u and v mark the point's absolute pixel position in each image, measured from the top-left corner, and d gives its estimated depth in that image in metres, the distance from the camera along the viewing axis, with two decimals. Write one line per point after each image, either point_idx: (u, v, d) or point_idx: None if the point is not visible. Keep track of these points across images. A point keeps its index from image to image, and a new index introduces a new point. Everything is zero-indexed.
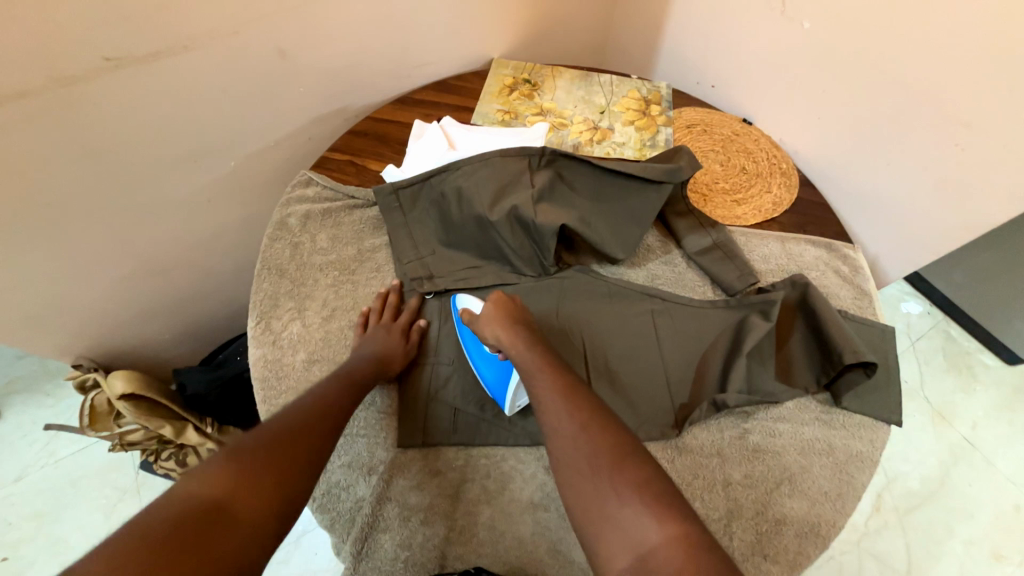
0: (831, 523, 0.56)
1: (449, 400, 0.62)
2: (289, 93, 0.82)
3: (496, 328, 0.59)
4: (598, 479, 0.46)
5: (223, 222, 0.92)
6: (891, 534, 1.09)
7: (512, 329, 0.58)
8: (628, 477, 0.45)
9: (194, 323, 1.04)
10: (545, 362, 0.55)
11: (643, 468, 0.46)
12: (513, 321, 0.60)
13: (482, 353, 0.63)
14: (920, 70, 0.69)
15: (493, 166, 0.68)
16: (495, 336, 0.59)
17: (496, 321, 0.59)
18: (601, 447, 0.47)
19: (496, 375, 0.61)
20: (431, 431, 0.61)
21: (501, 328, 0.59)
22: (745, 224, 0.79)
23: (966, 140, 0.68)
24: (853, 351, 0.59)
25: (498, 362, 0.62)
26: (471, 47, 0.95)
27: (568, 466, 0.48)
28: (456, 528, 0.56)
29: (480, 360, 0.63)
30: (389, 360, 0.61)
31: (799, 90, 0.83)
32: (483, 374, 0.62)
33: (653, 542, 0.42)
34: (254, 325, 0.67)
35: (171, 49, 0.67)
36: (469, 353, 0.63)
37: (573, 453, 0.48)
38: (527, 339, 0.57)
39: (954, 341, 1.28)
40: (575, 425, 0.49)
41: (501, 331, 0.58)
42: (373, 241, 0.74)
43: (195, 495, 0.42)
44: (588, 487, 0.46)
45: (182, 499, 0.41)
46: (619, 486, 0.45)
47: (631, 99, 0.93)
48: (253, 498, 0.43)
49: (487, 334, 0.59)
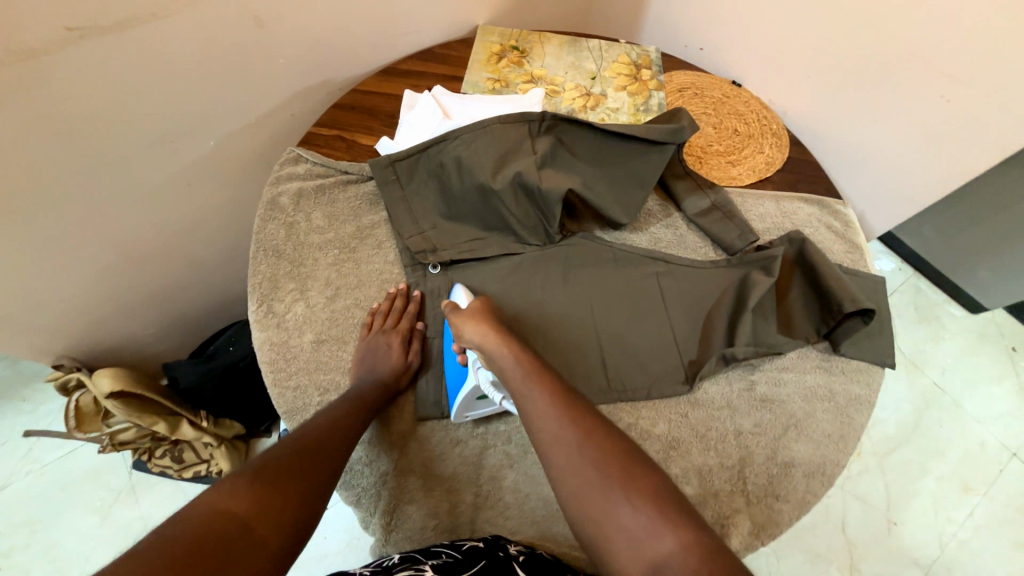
0: (836, 463, 0.60)
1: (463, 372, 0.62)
2: (268, 65, 0.77)
3: (475, 326, 0.55)
4: (607, 488, 0.43)
5: (205, 208, 0.88)
6: (872, 477, 1.16)
7: (492, 330, 0.55)
8: (635, 484, 0.43)
9: (180, 315, 1.00)
10: (529, 368, 0.52)
11: (647, 473, 0.44)
12: (494, 322, 0.56)
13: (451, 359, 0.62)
14: (908, 28, 0.70)
15: (492, 133, 0.66)
16: (472, 337, 0.55)
17: (479, 326, 0.55)
18: (605, 454, 0.45)
19: (453, 378, 0.60)
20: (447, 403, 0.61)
21: (483, 328, 0.55)
22: (740, 185, 0.80)
23: (950, 92, 0.71)
24: (851, 299, 0.62)
25: (459, 366, 0.60)
26: (454, 13, 0.92)
27: (570, 478, 0.44)
28: (482, 493, 0.57)
29: (446, 357, 0.62)
30: (393, 365, 0.59)
31: (787, 49, 0.83)
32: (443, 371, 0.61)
33: (666, 552, 0.39)
34: (256, 309, 0.64)
35: (139, 18, 0.62)
36: (444, 354, 0.63)
37: (576, 462, 0.45)
38: (506, 338, 0.54)
39: (923, 294, 1.35)
40: (578, 436, 0.46)
41: (484, 330, 0.55)
42: (372, 217, 0.72)
43: (213, 510, 0.41)
44: (596, 498, 0.43)
45: (199, 513, 0.40)
46: (630, 493, 0.42)
47: (622, 64, 0.92)
48: (271, 520, 0.42)
49: (467, 334, 0.56)
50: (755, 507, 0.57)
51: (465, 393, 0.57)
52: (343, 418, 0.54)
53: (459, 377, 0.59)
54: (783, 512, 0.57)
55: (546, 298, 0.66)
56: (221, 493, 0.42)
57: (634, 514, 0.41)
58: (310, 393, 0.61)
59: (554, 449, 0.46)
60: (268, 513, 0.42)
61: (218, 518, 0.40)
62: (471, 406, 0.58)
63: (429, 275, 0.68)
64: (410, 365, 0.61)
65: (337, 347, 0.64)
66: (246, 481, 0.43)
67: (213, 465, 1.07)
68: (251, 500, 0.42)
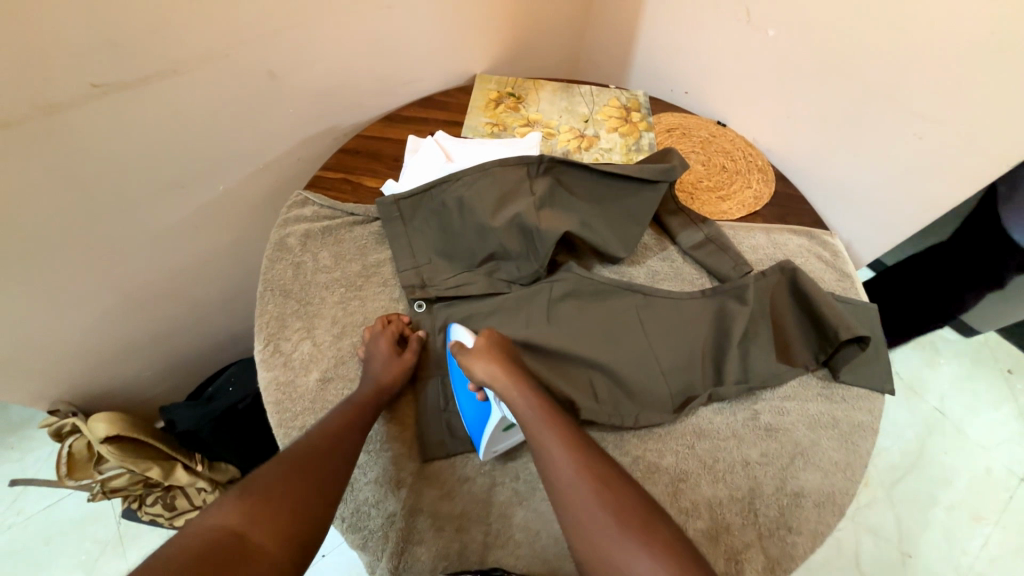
0: (845, 491, 0.60)
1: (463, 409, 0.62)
2: (279, 114, 0.81)
3: (486, 365, 0.57)
4: (624, 538, 0.46)
5: (211, 249, 0.90)
6: (882, 507, 1.15)
7: (507, 370, 0.56)
8: (654, 535, 0.46)
9: (180, 356, 1.00)
10: (545, 412, 0.54)
11: (662, 526, 0.47)
12: (504, 359, 0.58)
13: (463, 392, 0.62)
14: (878, 72, 0.75)
15: (492, 176, 0.70)
16: (483, 375, 0.56)
17: (490, 365, 0.56)
18: (622, 503, 0.48)
19: (474, 416, 0.60)
20: (452, 440, 0.60)
21: (496, 367, 0.56)
22: (731, 218, 0.83)
23: (922, 129, 0.75)
24: (846, 327, 0.64)
25: (477, 403, 0.60)
26: (455, 63, 0.98)
27: (586, 524, 0.47)
28: (491, 532, 0.56)
29: (460, 398, 0.62)
30: (387, 368, 0.60)
31: (768, 93, 0.89)
32: (462, 411, 0.61)
33: None
34: (262, 347, 0.65)
35: (161, 73, 0.66)
36: (456, 391, 0.62)
37: (592, 508, 0.48)
38: (518, 378, 0.56)
39: None
40: (594, 482, 0.49)
41: (495, 369, 0.56)
42: (377, 255, 0.73)
43: (211, 527, 0.43)
44: (612, 547, 0.46)
45: (199, 531, 0.43)
46: (649, 545, 0.45)
47: (613, 107, 0.97)
48: (264, 527, 0.44)
49: (474, 371, 0.57)
50: (769, 541, 0.56)
51: (494, 426, 0.57)
52: (343, 424, 0.54)
53: (481, 414, 0.59)
54: (797, 545, 0.56)
55: (537, 333, 0.66)
56: (214, 512, 0.45)
57: (651, 564, 0.44)
58: None
59: (569, 493, 0.49)
60: (261, 520, 0.44)
61: (216, 533, 0.43)
62: (499, 440, 0.59)
63: (415, 313, 0.69)
64: (403, 373, 0.61)
65: (342, 386, 0.64)
66: (237, 496, 0.46)
67: None
68: (250, 515, 0.45)
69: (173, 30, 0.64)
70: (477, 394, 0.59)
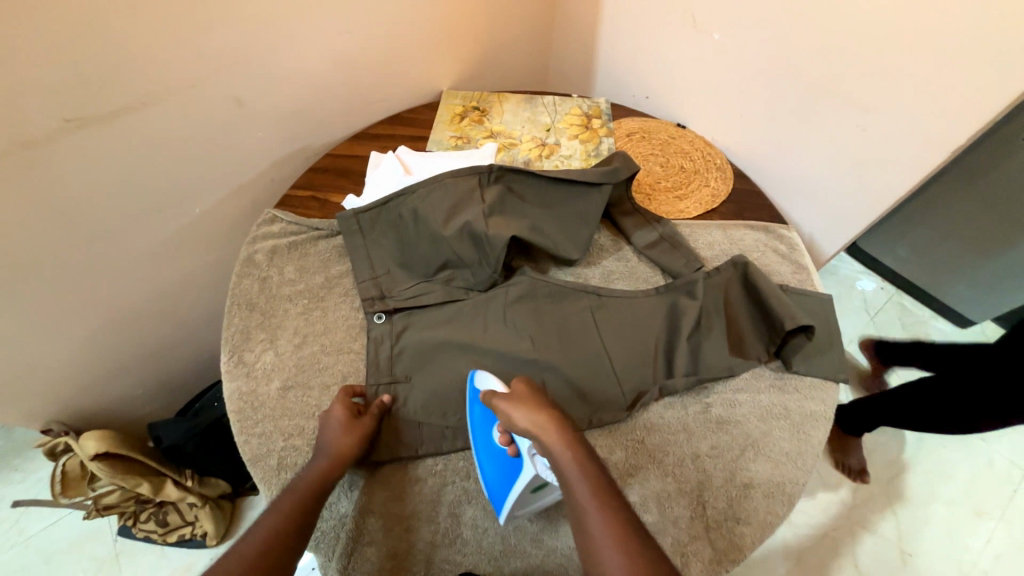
0: (795, 481, 0.60)
1: (411, 414, 0.63)
2: (250, 138, 0.85)
3: (529, 414, 0.55)
4: None
5: (192, 269, 0.94)
6: (879, 505, 1.11)
7: (557, 424, 0.55)
8: None
9: (167, 374, 1.03)
10: (599, 483, 0.50)
11: None
12: (553, 412, 0.56)
13: (488, 447, 0.60)
14: (820, 70, 0.77)
15: (445, 186, 0.72)
16: (523, 422, 0.55)
17: (536, 415, 0.55)
18: None
19: (501, 475, 0.58)
20: (397, 448, 0.61)
21: (543, 418, 0.55)
22: (688, 217, 0.85)
23: (863, 120, 0.77)
24: (792, 318, 0.65)
25: (507, 462, 0.58)
26: (420, 81, 1.02)
27: None
28: (441, 530, 0.57)
29: (485, 456, 0.59)
30: (333, 443, 0.56)
31: (721, 94, 0.91)
32: (485, 471, 0.59)
33: None
34: (227, 359, 0.68)
35: (131, 107, 0.70)
36: (477, 447, 0.60)
37: None
38: (564, 433, 0.54)
39: (908, 311, 1.33)
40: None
41: (541, 420, 0.55)
42: (340, 267, 0.76)
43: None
44: None
45: None
46: None
47: (574, 116, 1.00)
48: None
49: (517, 421, 0.55)
50: (716, 531, 0.57)
51: (521, 486, 0.55)
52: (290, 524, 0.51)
53: (509, 473, 0.57)
54: (745, 535, 0.56)
55: (488, 337, 0.68)
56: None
57: None
58: (274, 439, 0.63)
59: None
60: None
61: None
62: (525, 501, 0.56)
63: (374, 323, 0.70)
64: (359, 448, 0.57)
65: (302, 393, 0.66)
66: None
67: (198, 527, 1.06)
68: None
69: (141, 65, 0.67)
70: (506, 448, 0.58)
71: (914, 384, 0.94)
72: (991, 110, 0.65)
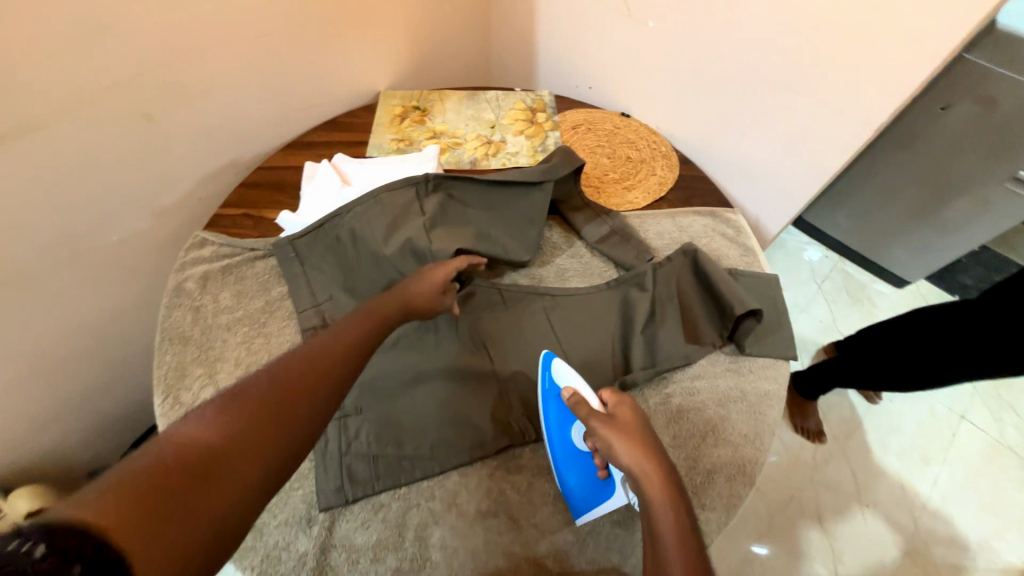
0: (755, 461, 0.61)
1: (363, 450, 0.60)
2: (168, 156, 0.78)
3: (636, 456, 0.46)
4: None
5: (114, 301, 0.85)
6: (838, 462, 1.18)
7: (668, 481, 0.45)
8: None
9: (101, 418, 0.95)
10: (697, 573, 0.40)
11: None
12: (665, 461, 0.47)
13: (569, 453, 0.59)
14: (751, 53, 0.78)
15: (382, 202, 0.69)
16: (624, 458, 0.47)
17: (643, 459, 0.46)
18: None
19: (586, 486, 0.58)
20: (351, 485, 0.58)
21: (651, 466, 0.46)
22: (637, 207, 0.85)
23: (795, 102, 0.79)
24: (741, 303, 0.66)
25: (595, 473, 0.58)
26: (353, 81, 0.97)
27: None
28: (408, 557, 0.56)
29: (567, 462, 0.59)
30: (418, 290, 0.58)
31: (661, 81, 0.92)
32: (564, 478, 0.59)
33: None
34: (162, 401, 0.63)
35: (18, 130, 0.61)
36: (554, 451, 0.60)
37: None
38: (672, 488, 0.45)
39: (851, 277, 1.40)
40: None
41: (650, 469, 0.46)
42: (281, 288, 0.72)
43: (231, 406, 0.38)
44: None
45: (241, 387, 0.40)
46: None
47: (518, 110, 0.98)
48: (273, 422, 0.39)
49: (619, 455, 0.47)
50: None
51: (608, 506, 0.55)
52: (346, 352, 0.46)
53: (596, 487, 0.57)
54: (710, 521, 0.58)
55: (442, 352, 0.65)
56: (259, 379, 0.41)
57: None
58: None
59: None
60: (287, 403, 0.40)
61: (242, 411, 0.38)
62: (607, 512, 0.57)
63: None
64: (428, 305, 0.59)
65: None
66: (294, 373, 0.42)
67: None
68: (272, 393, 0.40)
69: (23, 82, 0.59)
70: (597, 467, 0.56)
71: (874, 347, 0.96)
72: (906, 89, 0.68)
